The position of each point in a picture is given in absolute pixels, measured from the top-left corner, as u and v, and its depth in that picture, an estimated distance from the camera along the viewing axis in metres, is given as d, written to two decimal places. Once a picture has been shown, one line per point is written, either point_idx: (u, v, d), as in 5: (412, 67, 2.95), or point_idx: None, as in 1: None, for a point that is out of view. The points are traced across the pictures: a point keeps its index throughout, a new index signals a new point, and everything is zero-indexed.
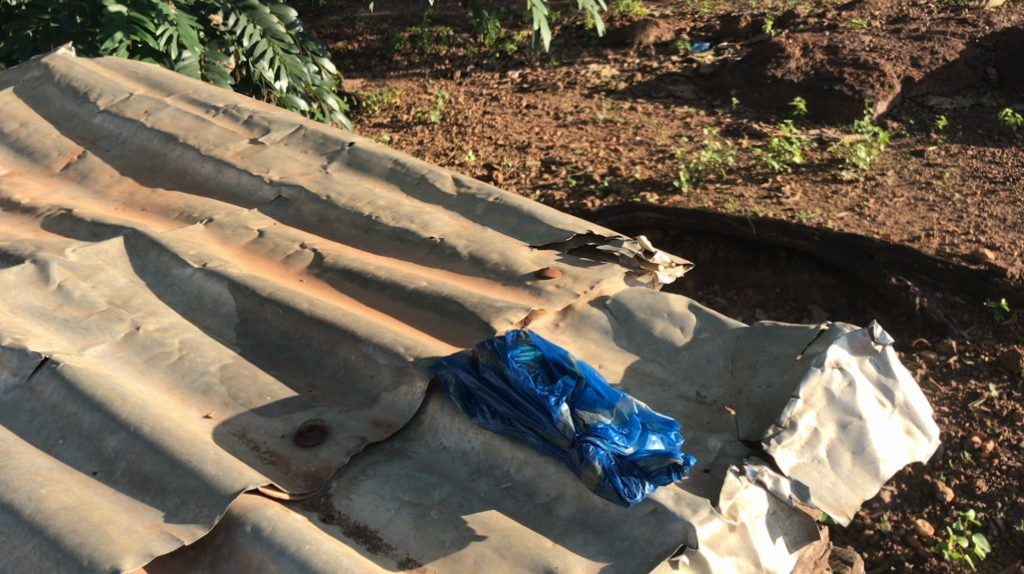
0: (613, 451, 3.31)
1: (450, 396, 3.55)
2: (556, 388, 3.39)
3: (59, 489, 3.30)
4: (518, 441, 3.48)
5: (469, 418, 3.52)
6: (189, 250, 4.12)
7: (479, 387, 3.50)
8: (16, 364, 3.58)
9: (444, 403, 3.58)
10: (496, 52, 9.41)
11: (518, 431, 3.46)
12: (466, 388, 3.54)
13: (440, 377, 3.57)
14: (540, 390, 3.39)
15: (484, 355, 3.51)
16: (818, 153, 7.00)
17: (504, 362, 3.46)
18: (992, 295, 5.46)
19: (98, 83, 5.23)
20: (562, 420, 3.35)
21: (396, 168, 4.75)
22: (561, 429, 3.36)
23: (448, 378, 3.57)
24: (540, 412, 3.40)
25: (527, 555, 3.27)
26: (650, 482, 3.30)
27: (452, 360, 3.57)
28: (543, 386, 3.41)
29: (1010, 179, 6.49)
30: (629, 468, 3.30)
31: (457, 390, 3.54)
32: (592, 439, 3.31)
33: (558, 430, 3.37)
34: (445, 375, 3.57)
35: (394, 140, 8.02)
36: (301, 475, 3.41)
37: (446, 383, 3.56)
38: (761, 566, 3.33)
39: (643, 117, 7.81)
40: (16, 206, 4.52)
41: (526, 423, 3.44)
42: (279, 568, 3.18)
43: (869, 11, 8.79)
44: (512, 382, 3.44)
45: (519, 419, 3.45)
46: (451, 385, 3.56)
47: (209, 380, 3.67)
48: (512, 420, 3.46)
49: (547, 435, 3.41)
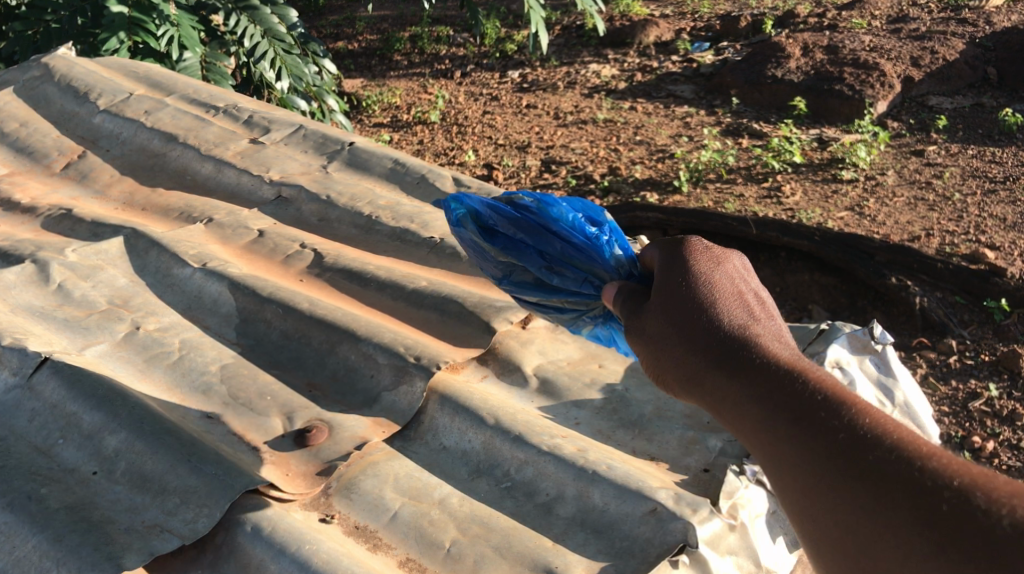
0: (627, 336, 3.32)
1: (471, 236, 3.43)
2: (600, 234, 3.30)
3: (61, 490, 3.31)
4: (545, 290, 3.38)
5: (493, 258, 3.43)
6: (189, 250, 4.14)
7: (514, 229, 3.39)
8: (16, 364, 3.58)
9: (462, 242, 3.48)
10: (496, 52, 9.43)
11: (553, 269, 3.34)
12: (489, 225, 3.43)
13: (458, 212, 3.45)
14: (585, 237, 3.30)
15: (516, 201, 3.41)
16: (818, 153, 7.00)
17: (538, 204, 3.39)
18: (992, 295, 5.50)
19: (97, 83, 5.23)
20: (614, 258, 3.25)
21: (396, 168, 4.76)
22: (612, 264, 3.24)
23: (467, 216, 3.44)
24: (584, 249, 3.30)
25: (527, 555, 3.21)
26: None
27: (480, 203, 3.44)
28: (585, 233, 3.31)
29: (1010, 179, 6.51)
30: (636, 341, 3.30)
31: (488, 233, 3.42)
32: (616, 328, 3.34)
33: (608, 269, 3.25)
34: (464, 209, 3.45)
35: (394, 140, 8.01)
36: (301, 475, 3.36)
37: (466, 220, 3.44)
38: (760, 566, 3.25)
39: (643, 116, 7.80)
40: (15, 206, 4.51)
41: (566, 259, 3.33)
42: (279, 567, 3.17)
43: (869, 10, 8.79)
44: (550, 219, 3.36)
45: (559, 264, 3.34)
46: (472, 220, 3.44)
47: (209, 380, 3.67)
48: (551, 264, 3.35)
49: (593, 267, 3.28)
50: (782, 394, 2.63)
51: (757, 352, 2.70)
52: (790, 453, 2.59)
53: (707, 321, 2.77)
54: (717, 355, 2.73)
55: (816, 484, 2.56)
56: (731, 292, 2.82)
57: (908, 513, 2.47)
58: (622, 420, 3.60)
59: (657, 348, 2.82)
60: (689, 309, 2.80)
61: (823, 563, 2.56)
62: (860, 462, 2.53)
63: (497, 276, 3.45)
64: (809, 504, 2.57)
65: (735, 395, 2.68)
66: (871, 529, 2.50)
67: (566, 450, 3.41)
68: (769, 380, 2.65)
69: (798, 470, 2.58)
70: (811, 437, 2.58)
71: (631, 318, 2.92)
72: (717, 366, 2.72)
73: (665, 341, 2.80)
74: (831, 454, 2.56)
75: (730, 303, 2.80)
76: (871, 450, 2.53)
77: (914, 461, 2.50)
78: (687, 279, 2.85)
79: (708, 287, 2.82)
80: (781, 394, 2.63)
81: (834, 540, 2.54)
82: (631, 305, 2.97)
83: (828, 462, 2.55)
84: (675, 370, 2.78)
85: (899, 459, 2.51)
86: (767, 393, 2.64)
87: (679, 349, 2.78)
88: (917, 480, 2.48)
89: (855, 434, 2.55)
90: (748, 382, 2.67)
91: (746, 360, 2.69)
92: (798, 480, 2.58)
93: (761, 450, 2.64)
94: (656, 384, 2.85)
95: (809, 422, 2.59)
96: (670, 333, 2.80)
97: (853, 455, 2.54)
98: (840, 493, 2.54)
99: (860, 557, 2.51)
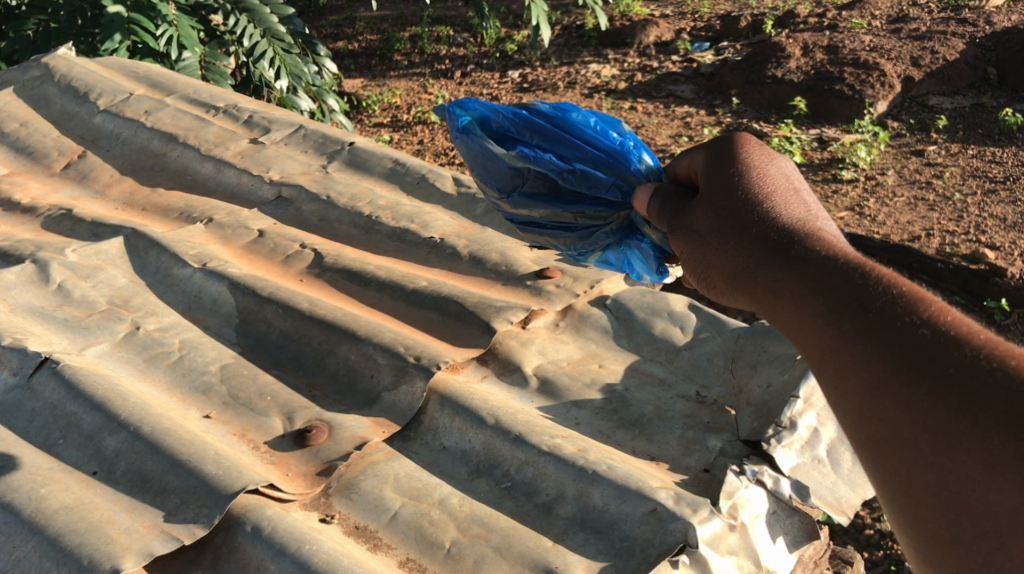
0: (638, 249, 3.24)
1: (479, 141, 3.29)
2: (626, 140, 3.22)
3: (59, 489, 3.28)
4: (561, 201, 3.26)
5: (503, 165, 3.27)
6: (189, 250, 4.15)
7: (531, 133, 3.26)
8: (16, 364, 3.59)
9: (468, 150, 3.33)
10: (496, 53, 9.45)
11: (573, 173, 3.20)
12: (499, 132, 3.30)
13: (463, 118, 3.32)
14: (610, 140, 3.21)
15: (532, 108, 3.31)
16: (818, 153, 7.00)
17: (554, 110, 3.29)
18: (992, 295, 5.57)
19: (97, 83, 5.24)
20: (643, 165, 3.17)
21: (396, 168, 4.77)
22: (643, 171, 3.15)
23: (475, 123, 3.31)
24: (611, 152, 3.19)
25: (527, 555, 3.20)
26: (652, 250, 3.20)
27: (492, 107, 3.32)
28: (610, 137, 3.22)
29: (1010, 179, 6.52)
30: (647, 251, 3.22)
31: (502, 137, 3.29)
32: (628, 244, 3.26)
33: (639, 173, 3.15)
34: (470, 115, 3.32)
35: (394, 141, 8.00)
36: (301, 475, 3.35)
37: (474, 126, 3.30)
38: (760, 566, 3.23)
39: (643, 117, 7.80)
40: (15, 206, 4.51)
41: (585, 164, 3.21)
42: (278, 567, 3.14)
43: (869, 11, 8.78)
44: (568, 124, 3.25)
45: (581, 167, 3.20)
46: (480, 127, 3.31)
47: (208, 380, 3.67)
48: (571, 166, 3.21)
49: (619, 172, 3.17)
50: (844, 285, 2.41)
51: (818, 244, 2.50)
52: (853, 349, 2.37)
53: (761, 216, 2.60)
54: (771, 249, 2.54)
55: (881, 383, 2.33)
56: (787, 190, 2.66)
57: (993, 414, 2.23)
58: (622, 420, 3.58)
59: (708, 246, 2.66)
60: (742, 204, 2.64)
61: (892, 477, 2.33)
62: (929, 357, 2.30)
63: (507, 186, 3.30)
64: (877, 410, 2.33)
65: (791, 289, 2.47)
66: (950, 433, 2.26)
67: (566, 450, 3.40)
68: (829, 269, 2.44)
69: (857, 367, 2.36)
70: (877, 332, 2.35)
71: (677, 218, 2.79)
72: (771, 257, 2.52)
73: (718, 239, 2.64)
74: (903, 347, 2.32)
75: (786, 200, 2.63)
76: (947, 345, 2.29)
77: (1001, 356, 2.25)
78: (742, 178, 2.70)
79: (763, 184, 2.67)
80: (842, 285, 2.41)
81: (904, 451, 2.31)
82: (673, 209, 2.84)
83: (899, 360, 2.32)
84: (727, 267, 2.60)
85: (980, 356, 2.26)
86: (825, 284, 2.43)
87: (730, 242, 2.61)
88: (1003, 377, 2.23)
89: (931, 329, 2.31)
90: (805, 273, 2.46)
91: (807, 252, 2.49)
92: (859, 381, 2.35)
93: (819, 346, 2.41)
94: (706, 287, 2.68)
95: (874, 315, 2.36)
96: (720, 230, 2.64)
97: (929, 349, 2.30)
98: (911, 396, 2.30)
99: (936, 467, 2.28)
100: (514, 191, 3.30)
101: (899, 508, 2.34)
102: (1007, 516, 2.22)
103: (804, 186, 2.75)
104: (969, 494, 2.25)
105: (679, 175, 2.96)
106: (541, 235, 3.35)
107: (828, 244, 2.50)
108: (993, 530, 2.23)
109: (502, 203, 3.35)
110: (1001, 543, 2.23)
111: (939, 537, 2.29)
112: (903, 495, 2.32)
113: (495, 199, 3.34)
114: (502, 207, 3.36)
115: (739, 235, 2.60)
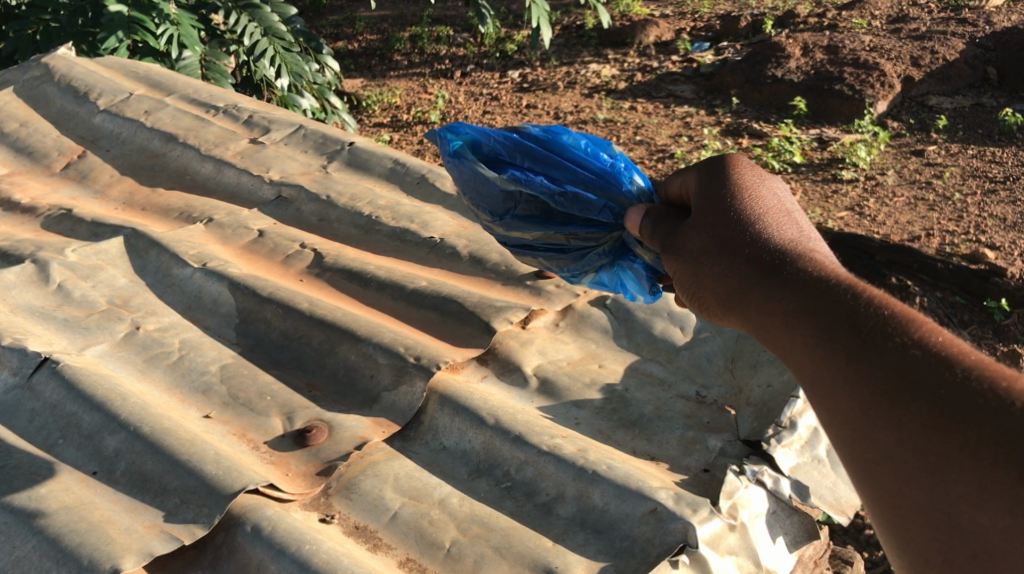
0: (632, 272, 3.26)
1: (471, 165, 3.27)
2: (618, 163, 3.22)
3: (59, 489, 3.28)
4: (554, 224, 3.25)
5: (494, 188, 3.26)
6: (189, 250, 4.15)
7: (523, 157, 3.25)
8: (16, 364, 3.59)
9: (460, 175, 3.31)
10: (496, 53, 9.45)
11: (565, 196, 3.20)
12: (490, 156, 3.30)
13: (455, 142, 3.30)
14: (602, 163, 3.21)
15: (524, 131, 3.30)
16: (818, 153, 7.00)
17: (544, 133, 3.28)
18: (992, 295, 5.58)
19: (97, 83, 5.24)
20: (634, 187, 3.17)
21: (396, 168, 4.77)
22: (635, 193, 3.16)
23: (466, 147, 3.30)
24: (603, 175, 3.20)
25: (527, 554, 3.20)
26: (644, 273, 3.22)
27: (483, 131, 3.31)
28: (601, 160, 3.22)
29: (1010, 179, 6.52)
30: (639, 274, 3.24)
31: (493, 161, 3.28)
32: (622, 265, 3.28)
33: (632, 196, 3.16)
34: (461, 140, 3.30)
35: (394, 141, 8.00)
36: (301, 476, 3.35)
37: (465, 150, 3.28)
38: (760, 566, 3.23)
39: (643, 116, 7.79)
40: (15, 206, 4.51)
41: (577, 186, 3.21)
42: (278, 568, 3.14)
43: (869, 10, 8.78)
44: (559, 147, 3.25)
45: (573, 190, 3.20)
46: (471, 151, 3.29)
47: (208, 380, 3.66)
48: (564, 189, 3.21)
49: (610, 194, 3.18)
50: (835, 306, 2.41)
51: (809, 265, 2.50)
52: (843, 371, 2.37)
53: (752, 236, 2.60)
54: (762, 270, 2.54)
55: (872, 405, 2.33)
56: (778, 210, 2.66)
57: (985, 435, 2.22)
58: (622, 420, 3.58)
59: (700, 267, 2.66)
60: (733, 225, 2.64)
61: (884, 499, 2.33)
62: (920, 378, 2.30)
63: (500, 209, 3.29)
64: (869, 431, 2.34)
65: (782, 311, 2.47)
66: (942, 454, 2.26)
67: (566, 450, 3.40)
68: (820, 290, 2.44)
69: (848, 388, 2.36)
70: (867, 354, 2.35)
71: (668, 239, 2.79)
72: (762, 279, 2.52)
73: (709, 260, 2.64)
74: (893, 369, 2.32)
75: (777, 219, 2.63)
76: (938, 367, 2.29)
77: (992, 376, 2.25)
78: (733, 198, 2.70)
79: (755, 205, 2.67)
80: (833, 306, 2.41)
81: (896, 471, 2.31)
82: (665, 228, 2.85)
83: (891, 382, 2.32)
84: (718, 288, 2.61)
85: (971, 378, 2.26)
86: (817, 305, 2.43)
87: (722, 263, 2.61)
88: (995, 398, 2.23)
89: (922, 350, 2.31)
90: (797, 294, 2.46)
91: (799, 274, 2.49)
92: (850, 403, 2.36)
93: (811, 368, 2.41)
94: (699, 307, 2.69)
95: (866, 336, 2.36)
96: (713, 250, 2.64)
97: (920, 371, 2.30)
98: (903, 416, 2.30)
99: (928, 488, 2.28)
100: (507, 214, 3.29)
101: (892, 528, 2.34)
102: (998, 538, 2.21)
103: (795, 204, 2.75)
104: (961, 515, 2.25)
105: (671, 196, 2.97)
106: (535, 257, 3.35)
107: (820, 265, 2.50)
108: (984, 552, 2.23)
109: (494, 226, 3.33)
110: (993, 564, 2.22)
111: (931, 558, 2.29)
112: (895, 515, 2.32)
113: (487, 222, 3.32)
114: (494, 230, 3.34)
115: (731, 257, 2.60)
